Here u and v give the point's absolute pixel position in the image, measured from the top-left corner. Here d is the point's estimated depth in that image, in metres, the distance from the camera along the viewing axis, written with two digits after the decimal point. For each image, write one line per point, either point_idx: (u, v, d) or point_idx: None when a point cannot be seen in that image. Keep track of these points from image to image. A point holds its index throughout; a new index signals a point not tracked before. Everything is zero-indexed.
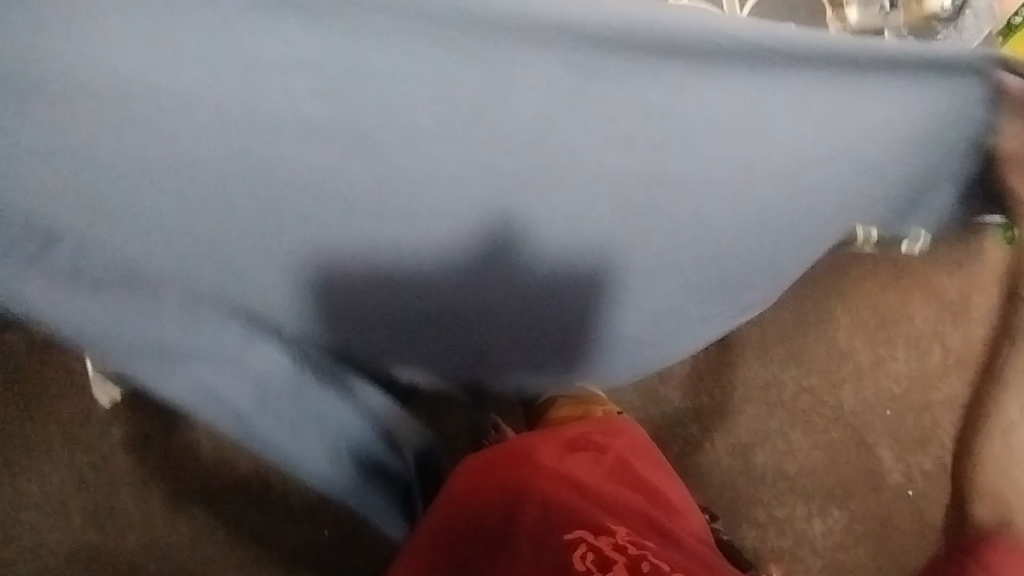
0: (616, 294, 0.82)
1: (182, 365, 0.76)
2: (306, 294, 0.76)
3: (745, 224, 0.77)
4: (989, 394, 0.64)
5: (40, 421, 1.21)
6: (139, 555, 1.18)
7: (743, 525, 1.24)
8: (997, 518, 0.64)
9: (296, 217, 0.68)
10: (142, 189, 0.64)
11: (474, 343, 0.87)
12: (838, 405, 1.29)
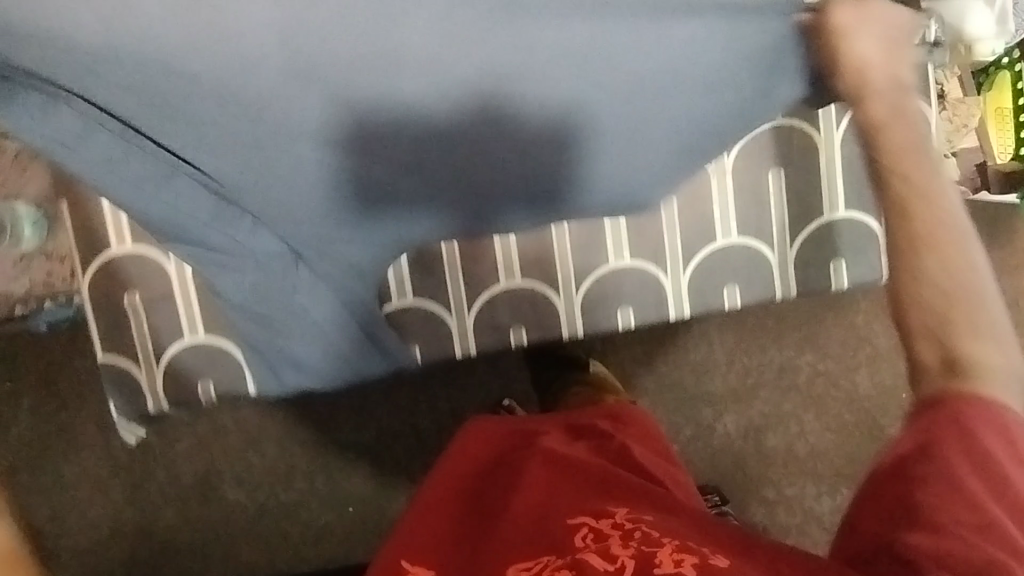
0: (604, 142, 0.78)
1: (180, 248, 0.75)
2: (295, 154, 0.72)
3: (699, 80, 0.77)
4: (910, 244, 0.63)
5: (70, 415, 1.30)
6: (178, 528, 1.32)
7: (753, 503, 1.28)
8: (948, 374, 0.61)
9: (253, 101, 0.69)
10: (113, 86, 0.65)
11: (474, 190, 0.79)
12: (852, 389, 1.29)
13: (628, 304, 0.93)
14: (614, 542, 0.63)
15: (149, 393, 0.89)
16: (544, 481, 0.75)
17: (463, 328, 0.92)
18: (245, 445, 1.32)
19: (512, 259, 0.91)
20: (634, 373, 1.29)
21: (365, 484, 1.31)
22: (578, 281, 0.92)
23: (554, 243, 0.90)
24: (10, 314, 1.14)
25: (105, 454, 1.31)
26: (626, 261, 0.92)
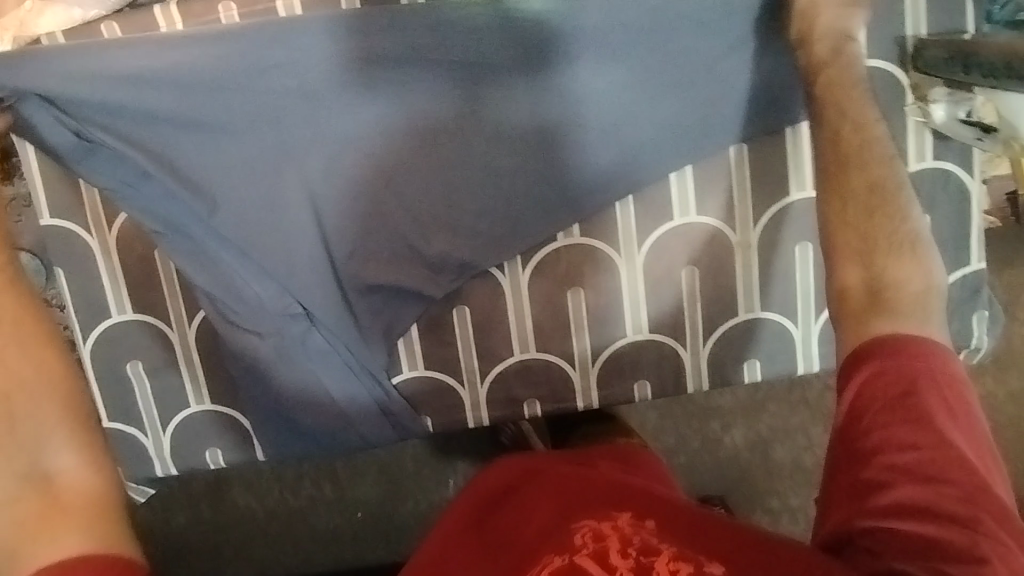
0: (588, 71, 0.80)
1: (190, 262, 0.81)
2: (292, 101, 0.79)
3: (684, 48, 0.79)
4: (831, 166, 0.68)
5: None
6: (186, 531, 1.31)
7: (758, 511, 1.29)
8: (866, 281, 0.64)
9: (270, 81, 0.78)
10: (177, 147, 0.80)
11: (468, 101, 0.80)
12: None
13: (646, 377, 0.93)
14: (613, 548, 0.60)
15: (157, 457, 0.94)
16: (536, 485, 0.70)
17: (476, 398, 0.93)
18: None
19: (528, 331, 0.90)
20: None
21: (372, 490, 1.29)
22: (595, 355, 0.92)
23: (571, 317, 0.90)
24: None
25: None
26: (644, 335, 0.91)
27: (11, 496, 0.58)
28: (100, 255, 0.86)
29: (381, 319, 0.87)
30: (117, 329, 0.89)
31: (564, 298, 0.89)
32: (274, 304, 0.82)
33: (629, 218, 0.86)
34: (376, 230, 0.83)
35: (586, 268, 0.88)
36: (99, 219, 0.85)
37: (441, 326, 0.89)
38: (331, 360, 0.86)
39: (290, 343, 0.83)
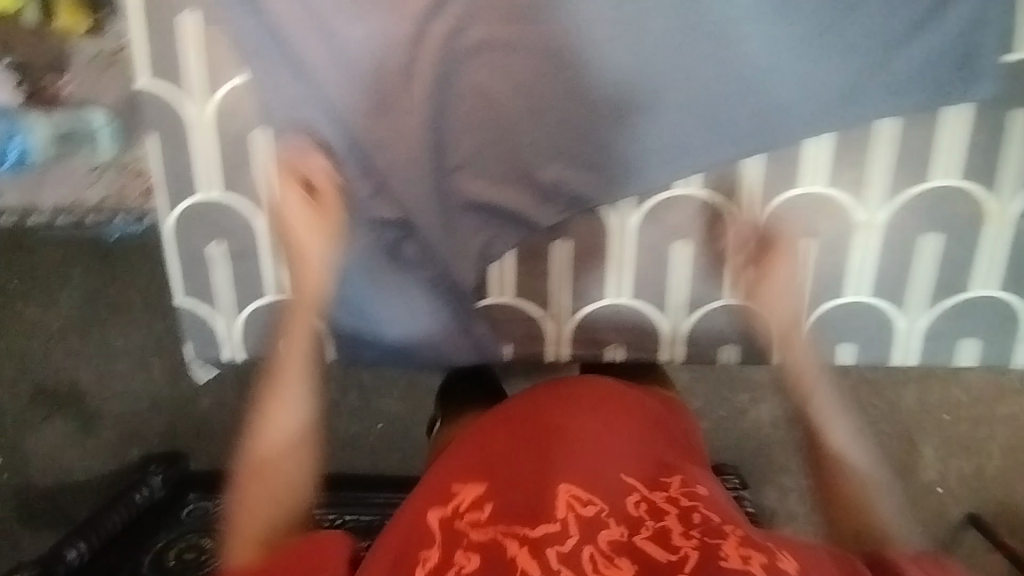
0: (656, 49, 0.95)
1: None
2: (415, 32, 0.96)
3: (745, 43, 0.94)
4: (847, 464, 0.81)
5: (119, 289, 1.32)
6: (213, 411, 1.37)
7: (767, 487, 1.33)
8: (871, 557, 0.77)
9: (400, 14, 0.95)
10: (315, 61, 0.96)
11: (553, 59, 0.96)
12: (896, 402, 1.27)
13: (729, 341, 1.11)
14: (675, 529, 0.68)
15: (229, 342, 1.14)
16: (588, 435, 0.79)
17: (563, 334, 1.11)
18: None
19: (626, 278, 1.07)
20: None
21: (395, 408, 1.30)
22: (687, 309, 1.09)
23: (671, 270, 1.07)
24: (78, 222, 1.14)
25: (150, 333, 1.34)
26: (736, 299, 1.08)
27: (256, 501, 0.80)
28: (196, 126, 1.02)
29: (481, 236, 1.03)
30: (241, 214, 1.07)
31: (669, 251, 1.06)
32: (382, 211, 1.01)
33: (751, 182, 1.02)
34: (484, 159, 1.00)
35: (692, 224, 1.05)
36: (201, 87, 1.01)
37: (537, 257, 1.06)
38: (422, 279, 1.05)
39: (397, 245, 1.03)
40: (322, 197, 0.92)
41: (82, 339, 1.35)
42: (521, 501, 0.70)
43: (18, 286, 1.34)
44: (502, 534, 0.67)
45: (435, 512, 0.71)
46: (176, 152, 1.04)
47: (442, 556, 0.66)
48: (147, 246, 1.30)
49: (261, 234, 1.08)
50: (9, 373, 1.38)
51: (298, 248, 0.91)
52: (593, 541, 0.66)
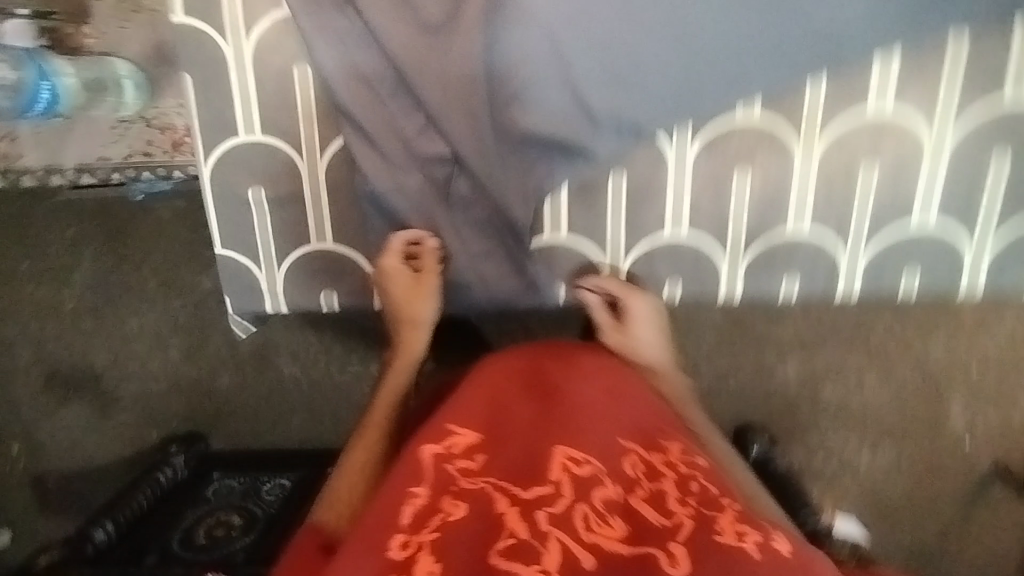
0: None
1: (361, 95, 0.94)
2: None
3: None
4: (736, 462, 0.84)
5: (134, 266, 1.30)
6: (232, 389, 1.34)
7: (796, 446, 1.32)
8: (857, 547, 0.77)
9: None
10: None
11: None
12: (924, 355, 1.26)
13: (797, 273, 1.06)
14: (671, 498, 0.69)
15: (270, 292, 1.10)
16: (589, 403, 0.79)
17: (615, 272, 1.07)
18: (305, 322, 1.31)
19: (683, 210, 1.02)
20: (708, 309, 1.26)
21: None
22: (749, 244, 1.05)
23: (732, 199, 1.02)
24: (104, 178, 1.27)
25: (166, 312, 1.31)
26: (805, 230, 1.03)
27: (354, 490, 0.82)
28: (233, 65, 0.97)
29: (523, 174, 0.92)
30: (284, 153, 1.01)
31: (730, 178, 1.00)
32: (419, 145, 0.94)
33: (818, 98, 0.95)
34: (541, 89, 0.87)
35: (755, 147, 0.98)
36: (235, 28, 0.95)
37: (592, 192, 1.02)
38: (472, 227, 0.97)
39: (443, 184, 0.96)
40: (421, 281, 0.99)
41: (97, 320, 1.33)
42: (516, 458, 0.71)
43: (31, 268, 1.31)
44: (492, 485, 0.69)
45: (429, 449, 0.73)
46: (211, 99, 0.98)
47: (429, 499, 0.68)
48: (167, 220, 1.28)
49: (320, 173, 1.02)
50: (23, 358, 1.35)
51: (409, 321, 1.00)
52: (588, 498, 0.67)
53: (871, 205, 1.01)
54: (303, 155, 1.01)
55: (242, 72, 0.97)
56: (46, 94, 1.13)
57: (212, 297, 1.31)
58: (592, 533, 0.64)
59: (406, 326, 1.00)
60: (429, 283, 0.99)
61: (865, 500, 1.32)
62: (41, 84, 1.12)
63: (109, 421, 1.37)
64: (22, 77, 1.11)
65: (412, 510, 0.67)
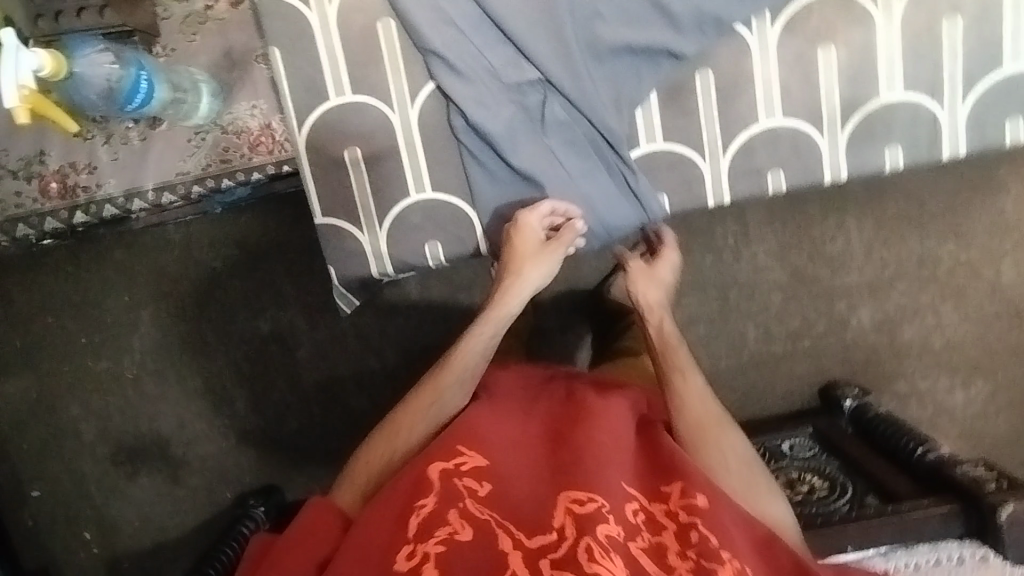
0: None
1: (418, 12, 0.74)
2: None
3: None
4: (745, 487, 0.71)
5: (192, 322, 1.29)
6: (301, 433, 1.31)
7: (885, 396, 1.26)
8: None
9: None
10: None
11: None
12: (995, 279, 1.22)
13: (898, 140, 0.80)
14: (671, 549, 0.61)
15: (373, 255, 0.84)
16: (608, 427, 0.68)
17: (717, 172, 0.82)
18: (364, 349, 1.29)
19: (773, 92, 0.79)
20: (769, 267, 1.23)
21: None
22: (844, 117, 0.79)
23: (820, 79, 0.78)
24: (185, 196, 0.88)
25: (228, 364, 1.30)
26: (898, 94, 0.78)
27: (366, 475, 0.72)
28: (319, 32, 0.77)
29: (615, 88, 0.78)
30: (376, 110, 0.79)
31: (817, 58, 0.77)
32: (508, 73, 0.76)
33: None
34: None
35: (835, 19, 0.76)
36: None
37: (683, 93, 0.79)
38: (576, 154, 0.79)
39: (539, 112, 0.77)
40: (549, 246, 0.79)
41: (160, 384, 1.31)
42: (522, 491, 0.63)
43: (89, 343, 1.30)
44: (496, 519, 0.60)
45: (437, 463, 0.64)
46: (296, 65, 0.78)
47: (435, 509, 0.61)
48: (219, 271, 1.27)
49: (414, 126, 0.80)
50: (89, 437, 1.32)
51: (514, 279, 0.79)
52: (591, 536, 0.58)
53: (962, 51, 0.76)
54: (394, 107, 0.79)
55: (330, 40, 0.77)
56: (147, 87, 0.78)
57: (270, 342, 1.29)
58: (591, 568, 0.55)
59: (510, 282, 0.80)
60: (555, 253, 0.79)
61: (967, 441, 1.26)
62: (141, 74, 0.77)
63: (181, 488, 1.33)
64: (121, 69, 0.77)
65: (417, 522, 0.60)
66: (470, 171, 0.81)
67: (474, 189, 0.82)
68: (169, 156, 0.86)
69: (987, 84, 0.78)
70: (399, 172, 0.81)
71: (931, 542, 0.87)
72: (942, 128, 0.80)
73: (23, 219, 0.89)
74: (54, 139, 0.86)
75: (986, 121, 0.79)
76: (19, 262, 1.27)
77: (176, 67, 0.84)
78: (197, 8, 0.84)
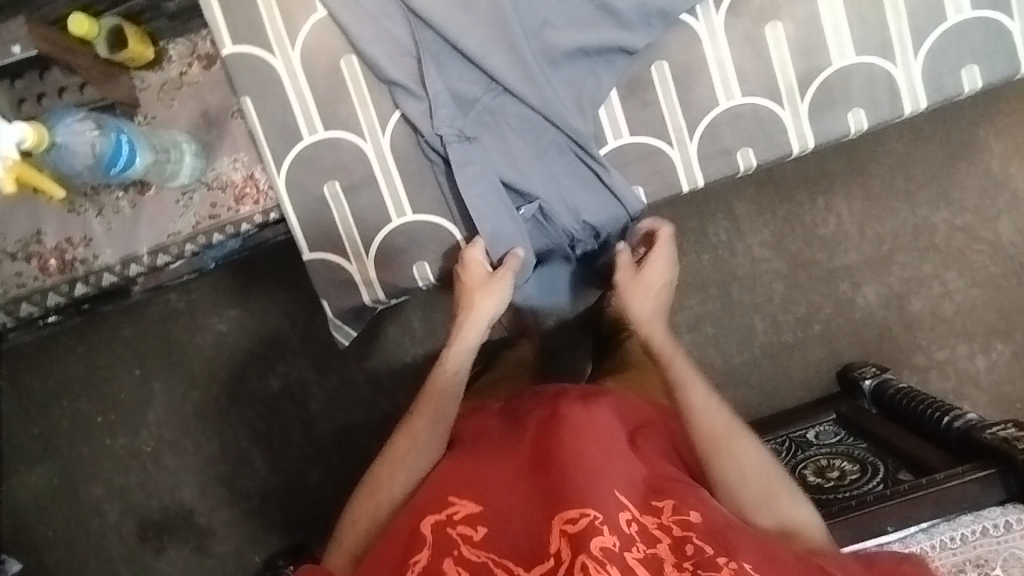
0: None
1: (374, 40, 0.77)
2: None
3: None
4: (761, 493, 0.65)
5: (203, 386, 1.30)
6: (321, 487, 1.30)
7: (905, 371, 1.24)
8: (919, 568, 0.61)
9: None
10: None
11: None
12: (995, 239, 1.21)
13: (859, 103, 0.81)
14: (667, 561, 0.55)
15: (363, 283, 0.86)
16: (584, 435, 0.64)
17: (686, 157, 0.83)
18: (375, 393, 1.29)
19: (729, 74, 0.80)
20: (765, 258, 1.23)
21: None
22: (802, 88, 0.81)
23: (772, 56, 0.80)
24: (179, 256, 0.90)
25: (244, 424, 1.30)
26: (851, 59, 0.80)
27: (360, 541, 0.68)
28: (285, 76, 0.80)
29: (576, 91, 0.80)
30: (349, 143, 0.81)
31: (766, 36, 0.79)
32: (468, 89, 0.78)
33: None
34: (565, 2, 0.77)
35: None
36: (280, 37, 0.80)
37: (641, 87, 0.81)
38: (552, 154, 0.81)
39: (499, 118, 0.79)
40: (497, 276, 0.79)
41: (178, 453, 1.31)
42: (510, 526, 0.59)
43: (105, 422, 1.30)
44: (493, 561, 0.56)
45: (429, 517, 0.60)
46: (272, 113, 0.81)
47: (431, 561, 0.57)
48: (223, 329, 1.28)
49: (388, 153, 0.82)
50: (114, 517, 1.32)
51: (467, 314, 0.79)
52: (584, 552, 0.54)
53: (906, 9, 0.78)
54: (366, 137, 0.81)
55: (296, 82, 0.80)
56: (129, 149, 0.80)
57: (281, 396, 1.30)
58: None
59: (464, 315, 0.79)
60: (505, 283, 0.79)
61: (999, 408, 1.22)
62: (121, 138, 0.80)
63: (209, 558, 1.31)
64: (102, 135, 0.79)
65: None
66: (448, 191, 0.82)
67: (454, 210, 0.83)
68: (159, 219, 0.88)
69: (941, 42, 0.79)
70: (378, 199, 0.83)
71: (973, 511, 0.79)
72: (900, 86, 0.81)
73: (25, 298, 0.91)
74: (50, 216, 0.89)
75: (945, 80, 0.81)
76: (31, 352, 1.29)
77: (158, 134, 0.86)
78: (172, 75, 0.89)
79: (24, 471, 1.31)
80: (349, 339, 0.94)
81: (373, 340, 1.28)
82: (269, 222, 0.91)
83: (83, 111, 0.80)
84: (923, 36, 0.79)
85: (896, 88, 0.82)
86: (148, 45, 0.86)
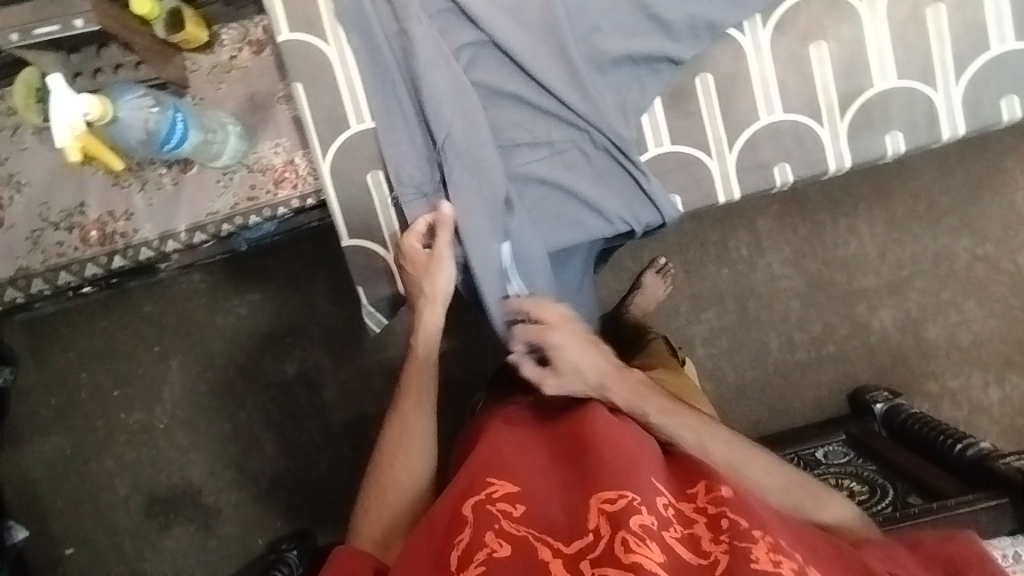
0: None
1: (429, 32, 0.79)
2: None
3: None
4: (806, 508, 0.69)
5: (219, 366, 1.32)
6: (329, 474, 1.31)
7: (916, 398, 1.24)
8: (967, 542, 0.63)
9: None
10: None
11: None
12: (1016, 270, 1.22)
13: (897, 126, 0.82)
14: (704, 536, 0.56)
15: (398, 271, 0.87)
16: (616, 431, 0.67)
17: (724, 169, 0.84)
18: (389, 384, 1.30)
19: (772, 90, 0.82)
20: (784, 275, 1.24)
21: None
22: (842, 107, 0.82)
23: (815, 74, 0.81)
24: (216, 235, 0.91)
25: (257, 407, 1.32)
26: (894, 82, 0.81)
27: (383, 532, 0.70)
28: (337, 64, 0.82)
29: (621, 94, 0.81)
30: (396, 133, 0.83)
31: (810, 56, 0.80)
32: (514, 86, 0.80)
33: None
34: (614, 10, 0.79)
35: (823, 17, 0.80)
36: (334, 27, 0.81)
37: (683, 97, 0.83)
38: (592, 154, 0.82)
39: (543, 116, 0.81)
40: (436, 254, 0.77)
41: (190, 431, 1.33)
42: (547, 506, 0.60)
43: (121, 396, 1.32)
44: (533, 535, 0.57)
45: (470, 498, 0.61)
46: (318, 101, 0.83)
47: (472, 537, 0.57)
48: (245, 312, 1.30)
49: None
50: (122, 490, 1.33)
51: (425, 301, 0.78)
52: (624, 528, 0.54)
53: (949, 35, 0.79)
54: None
55: (348, 71, 0.82)
56: (182, 127, 0.82)
57: (297, 381, 1.31)
58: (629, 557, 0.52)
59: (422, 304, 0.78)
60: (445, 260, 0.77)
61: (1009, 440, 1.22)
62: (177, 116, 0.82)
63: (212, 538, 1.33)
64: (160, 112, 0.81)
65: (457, 557, 0.57)
66: None
67: None
68: (199, 198, 0.90)
69: (982, 69, 0.80)
70: None
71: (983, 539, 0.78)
72: (939, 110, 0.82)
73: (64, 267, 0.93)
74: (93, 188, 0.91)
75: (983, 108, 0.81)
76: (55, 321, 1.31)
77: (207, 114, 0.88)
78: (222, 59, 0.91)
79: (37, 439, 1.33)
80: (380, 326, 0.95)
81: (392, 332, 1.29)
82: (304, 208, 0.93)
83: (145, 89, 0.83)
84: (964, 63, 0.80)
85: (936, 112, 0.83)
86: (202, 29, 0.88)
